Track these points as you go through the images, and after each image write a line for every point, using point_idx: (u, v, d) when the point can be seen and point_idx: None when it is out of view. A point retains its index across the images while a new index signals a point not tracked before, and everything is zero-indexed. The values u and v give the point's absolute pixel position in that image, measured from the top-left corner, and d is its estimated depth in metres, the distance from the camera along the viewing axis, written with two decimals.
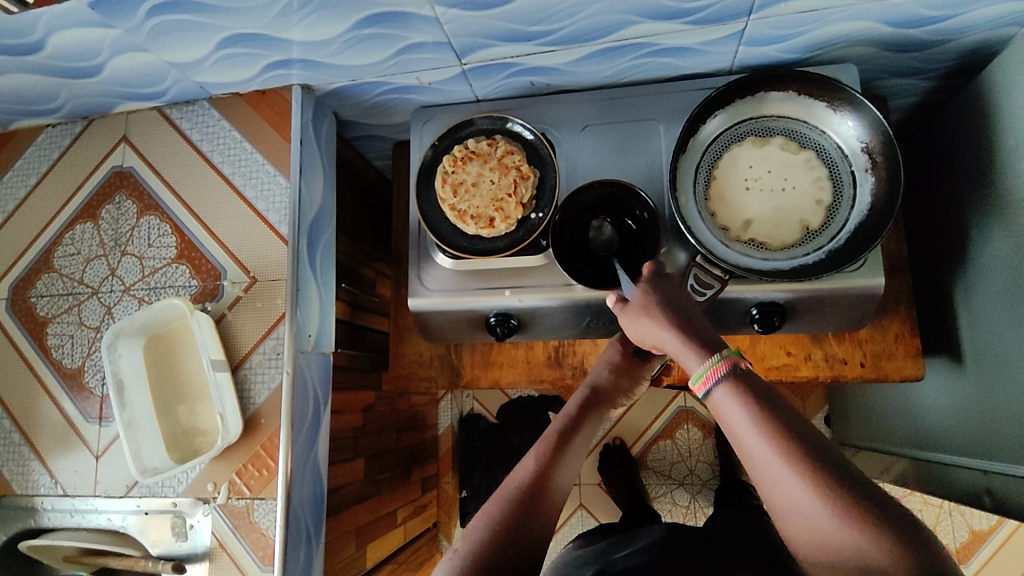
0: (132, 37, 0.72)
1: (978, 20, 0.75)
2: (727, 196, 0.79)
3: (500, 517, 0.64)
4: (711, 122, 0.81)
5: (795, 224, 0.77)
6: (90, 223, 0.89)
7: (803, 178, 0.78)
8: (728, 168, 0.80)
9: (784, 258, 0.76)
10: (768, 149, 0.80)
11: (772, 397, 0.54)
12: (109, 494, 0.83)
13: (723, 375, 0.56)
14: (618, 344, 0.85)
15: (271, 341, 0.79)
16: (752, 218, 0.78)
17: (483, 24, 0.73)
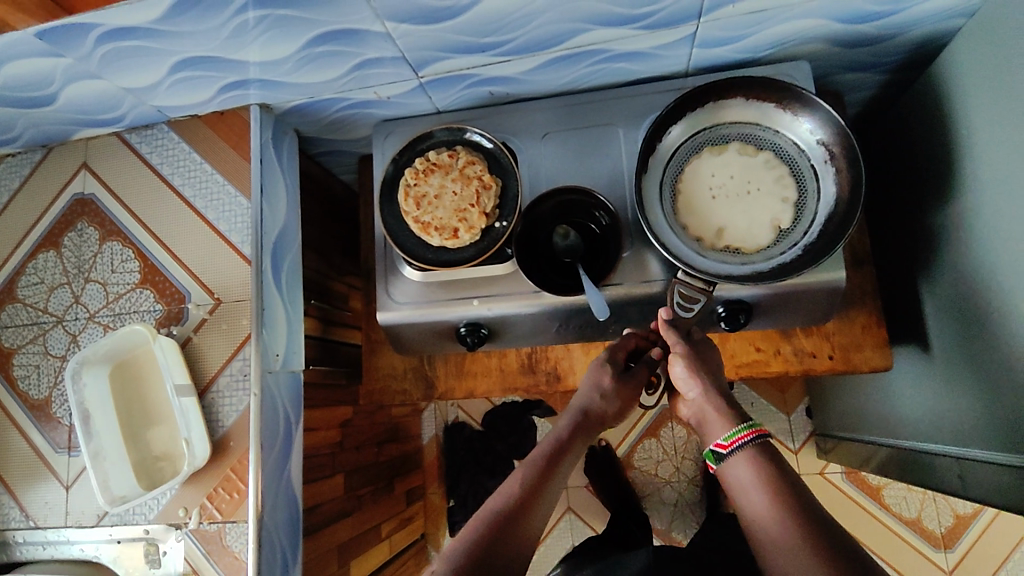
0: (84, 65, 0.71)
1: (925, 14, 0.76)
2: (694, 210, 0.79)
3: (467, 554, 0.65)
4: (670, 135, 0.82)
5: (766, 224, 0.77)
6: (53, 251, 0.88)
7: (766, 176, 0.78)
8: (689, 181, 0.80)
9: (762, 260, 0.76)
10: (725, 156, 0.80)
11: (783, 470, 0.62)
12: (80, 524, 0.82)
13: (749, 442, 0.64)
14: (604, 366, 0.81)
15: (237, 362, 0.79)
16: (725, 225, 0.78)
17: (436, 37, 0.73)
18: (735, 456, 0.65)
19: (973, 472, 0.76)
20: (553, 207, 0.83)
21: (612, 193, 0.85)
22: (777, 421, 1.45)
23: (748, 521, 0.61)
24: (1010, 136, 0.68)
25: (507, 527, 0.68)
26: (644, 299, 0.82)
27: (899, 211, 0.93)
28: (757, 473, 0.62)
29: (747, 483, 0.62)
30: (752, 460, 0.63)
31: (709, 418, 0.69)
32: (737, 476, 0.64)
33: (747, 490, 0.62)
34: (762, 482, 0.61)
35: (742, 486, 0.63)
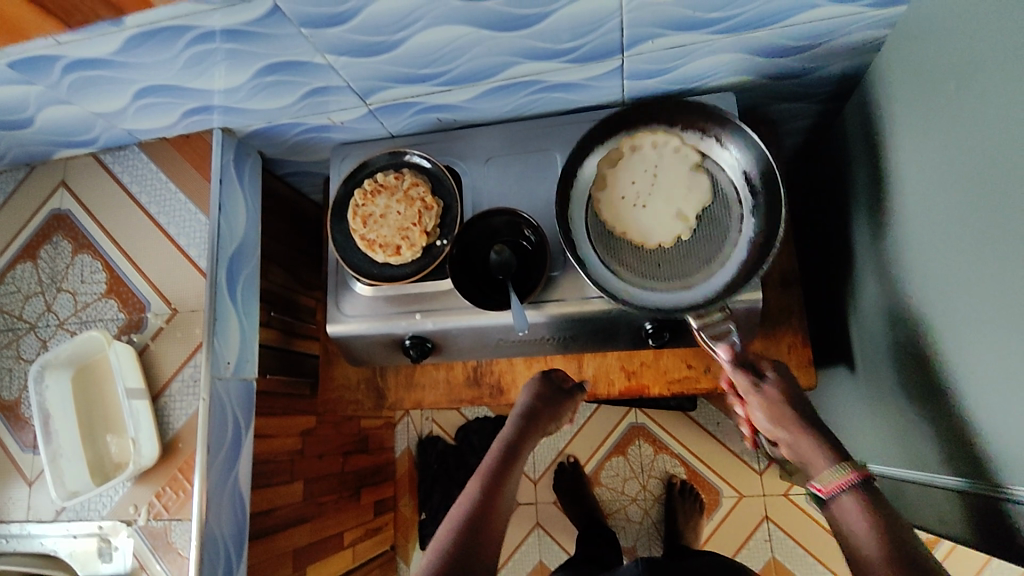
0: (54, 91, 0.78)
1: (840, 49, 0.80)
2: (650, 227, 0.81)
3: (448, 548, 0.71)
4: (589, 161, 0.85)
5: (701, 185, 0.81)
6: (29, 262, 0.94)
7: (658, 155, 0.83)
8: (615, 215, 0.83)
9: (707, 276, 0.79)
10: (620, 172, 0.84)
11: (889, 514, 0.65)
12: (41, 519, 0.87)
13: (851, 485, 0.67)
14: (540, 380, 0.90)
15: (189, 368, 0.85)
16: (680, 209, 0.81)
17: (376, 69, 0.78)
18: (841, 498, 0.67)
19: (923, 497, 0.76)
20: (485, 228, 0.88)
21: (550, 214, 0.90)
22: (741, 441, 1.47)
23: (854, 557, 0.65)
24: (912, 164, 0.71)
25: (479, 528, 0.73)
26: (578, 316, 0.86)
27: (831, 235, 0.97)
28: (869, 522, 0.65)
29: (854, 527, 0.65)
30: (860, 503, 0.66)
31: (810, 458, 0.71)
32: (845, 518, 0.67)
33: (848, 523, 0.66)
34: (870, 526, 0.64)
35: (853, 533, 0.65)
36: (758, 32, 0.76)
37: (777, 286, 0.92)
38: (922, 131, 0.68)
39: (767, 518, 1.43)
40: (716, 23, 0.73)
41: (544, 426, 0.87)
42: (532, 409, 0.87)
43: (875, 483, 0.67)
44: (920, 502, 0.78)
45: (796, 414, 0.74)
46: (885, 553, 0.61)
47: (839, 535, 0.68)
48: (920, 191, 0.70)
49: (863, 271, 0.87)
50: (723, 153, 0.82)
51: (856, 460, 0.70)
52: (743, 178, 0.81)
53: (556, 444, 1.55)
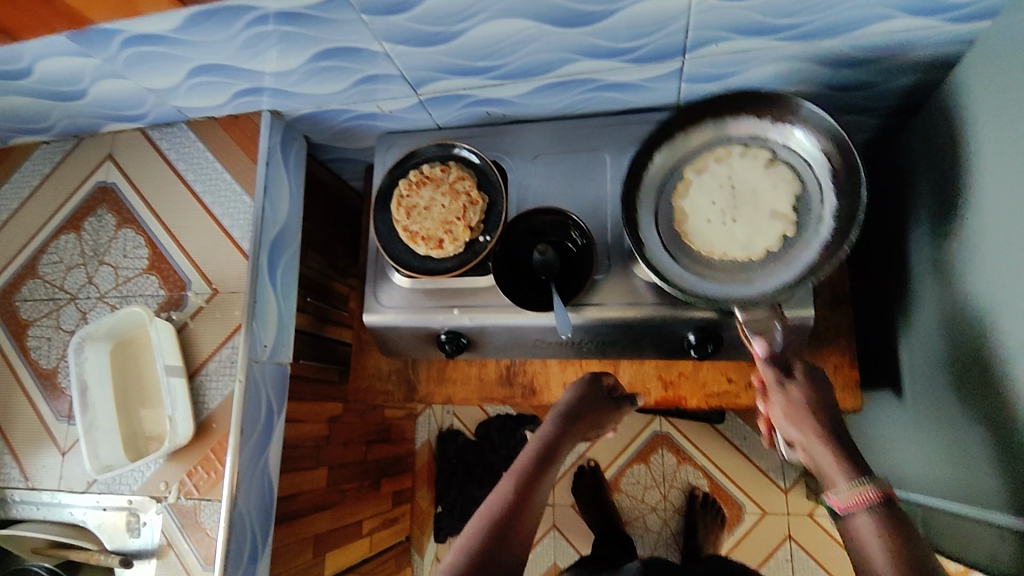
0: (110, 65, 0.78)
1: (913, 62, 0.77)
2: (752, 239, 0.77)
3: (475, 548, 0.70)
4: (656, 156, 0.83)
5: (784, 179, 0.78)
6: (73, 234, 0.95)
7: (728, 166, 0.80)
8: (714, 238, 0.79)
9: (762, 277, 0.76)
10: (693, 198, 0.80)
11: (910, 539, 0.62)
12: (72, 489, 0.88)
13: (870, 504, 0.64)
14: (591, 380, 0.88)
15: (226, 349, 0.85)
16: (773, 209, 0.77)
17: (431, 59, 0.77)
18: (857, 517, 0.65)
19: (973, 533, 0.74)
20: (529, 226, 0.87)
21: (596, 215, 0.88)
22: (766, 457, 1.45)
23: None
24: (984, 187, 0.68)
25: (510, 525, 0.72)
26: (620, 322, 0.84)
27: (885, 255, 0.94)
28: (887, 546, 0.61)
29: (869, 545, 0.63)
30: (876, 520, 0.63)
31: (826, 468, 0.69)
32: (861, 538, 0.64)
33: (863, 540, 0.64)
34: (887, 546, 0.61)
35: (867, 552, 0.63)
36: (829, 41, 0.73)
37: (826, 304, 0.89)
38: (998, 152, 0.65)
39: (790, 537, 1.40)
40: (786, 29, 0.71)
41: (585, 427, 0.85)
42: (573, 409, 0.84)
43: (896, 501, 0.64)
44: (967, 538, 0.75)
45: (823, 423, 0.71)
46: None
47: (854, 550, 0.65)
48: (992, 217, 0.67)
49: (919, 296, 0.84)
50: (795, 136, 0.78)
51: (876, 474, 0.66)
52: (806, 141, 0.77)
53: (576, 448, 1.54)
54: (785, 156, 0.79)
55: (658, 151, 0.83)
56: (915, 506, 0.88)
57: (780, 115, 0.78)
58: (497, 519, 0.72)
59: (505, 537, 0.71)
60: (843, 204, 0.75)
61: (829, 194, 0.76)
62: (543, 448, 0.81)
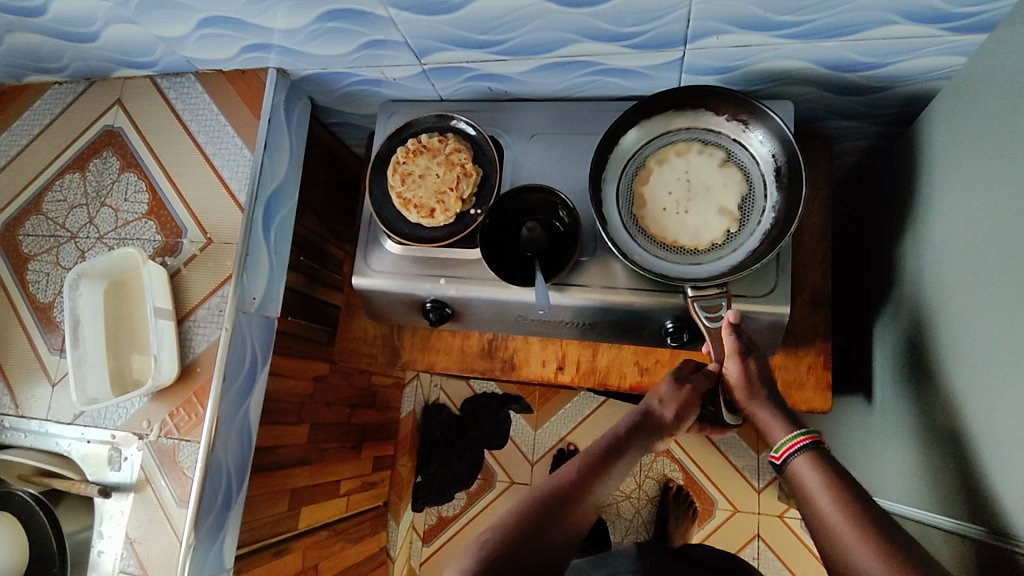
0: (123, 9, 0.79)
1: (911, 70, 0.77)
2: (700, 231, 0.80)
3: (521, 520, 0.68)
4: (631, 133, 0.84)
5: (734, 178, 0.80)
6: (78, 174, 0.97)
7: (686, 161, 0.82)
8: (666, 227, 0.81)
9: (709, 262, 0.79)
10: (652, 187, 0.83)
11: (846, 476, 0.64)
12: (59, 420, 0.91)
13: (804, 448, 0.67)
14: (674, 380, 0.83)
15: (216, 298, 0.87)
16: (721, 205, 0.80)
17: (436, 29, 0.78)
18: (794, 462, 0.68)
19: (925, 537, 0.75)
20: (520, 203, 0.88)
21: (586, 197, 0.89)
22: (743, 456, 1.47)
23: (810, 519, 0.64)
24: (968, 199, 0.69)
25: (563, 506, 0.69)
26: (599, 304, 0.85)
27: (869, 261, 0.94)
28: (824, 482, 0.64)
29: (809, 490, 0.65)
30: (812, 463, 0.66)
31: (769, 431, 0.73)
32: (800, 481, 0.66)
33: (803, 483, 0.66)
34: (825, 484, 0.64)
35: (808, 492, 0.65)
36: (827, 42, 0.74)
37: (805, 305, 0.89)
38: (985, 164, 0.66)
39: (759, 536, 1.42)
40: (786, 27, 0.71)
41: (662, 433, 0.80)
42: (651, 412, 0.80)
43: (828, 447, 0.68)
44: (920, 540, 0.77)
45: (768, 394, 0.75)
46: (840, 515, 0.61)
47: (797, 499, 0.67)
48: (972, 227, 0.68)
49: (896, 303, 0.85)
50: (752, 137, 0.80)
51: (809, 426, 0.70)
52: (761, 146, 0.80)
53: (558, 431, 1.58)
54: (739, 156, 0.81)
55: (634, 128, 0.84)
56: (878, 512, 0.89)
57: (739, 113, 0.80)
58: (552, 497, 0.70)
59: (548, 525, 0.68)
60: (783, 195, 0.78)
61: (775, 187, 0.79)
62: (610, 445, 0.76)
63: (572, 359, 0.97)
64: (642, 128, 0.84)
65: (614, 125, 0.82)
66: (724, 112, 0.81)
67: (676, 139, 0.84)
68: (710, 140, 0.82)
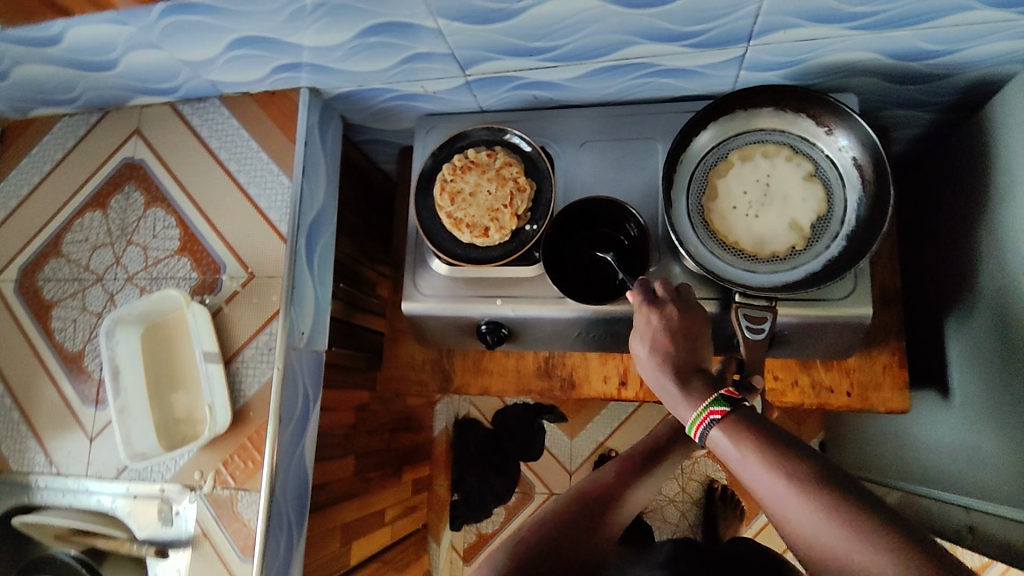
0: (146, 35, 0.74)
1: (982, 56, 0.74)
2: (763, 239, 0.77)
3: (561, 511, 0.71)
4: (710, 130, 0.81)
5: (815, 195, 0.77)
6: (99, 212, 0.91)
7: (770, 164, 0.79)
8: (731, 224, 0.78)
9: (766, 272, 0.76)
10: (727, 182, 0.79)
11: (775, 443, 0.55)
12: (100, 476, 0.85)
13: (718, 418, 0.59)
14: None
15: (264, 336, 0.82)
16: (793, 218, 0.77)
17: (486, 38, 0.74)
18: (712, 434, 0.59)
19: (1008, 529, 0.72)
20: (585, 213, 0.83)
21: (647, 206, 0.85)
22: None
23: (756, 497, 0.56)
24: None
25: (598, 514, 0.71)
26: None
27: (936, 252, 0.92)
28: (749, 455, 0.55)
29: (739, 463, 0.56)
30: (730, 435, 0.58)
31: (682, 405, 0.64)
32: (726, 455, 0.58)
33: (730, 458, 0.57)
34: (755, 457, 0.55)
35: (737, 466, 0.57)
36: (900, 31, 0.71)
37: (878, 303, 0.87)
38: None
39: None
40: (859, 18, 0.68)
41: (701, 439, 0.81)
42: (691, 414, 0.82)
43: (745, 410, 0.59)
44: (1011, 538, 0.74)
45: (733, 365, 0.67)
46: (786, 493, 0.52)
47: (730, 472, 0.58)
48: None
49: (974, 295, 0.82)
50: (846, 154, 0.77)
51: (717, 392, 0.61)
52: (853, 166, 0.76)
53: (595, 437, 1.54)
54: (827, 174, 0.78)
55: (715, 124, 0.81)
56: (939, 506, 0.86)
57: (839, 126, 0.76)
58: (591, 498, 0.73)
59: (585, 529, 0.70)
60: (865, 209, 0.75)
61: (861, 203, 0.75)
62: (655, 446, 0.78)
63: (634, 374, 0.93)
64: (729, 120, 0.81)
65: (693, 120, 0.79)
66: (823, 122, 0.77)
67: (766, 139, 0.80)
68: (801, 149, 0.79)
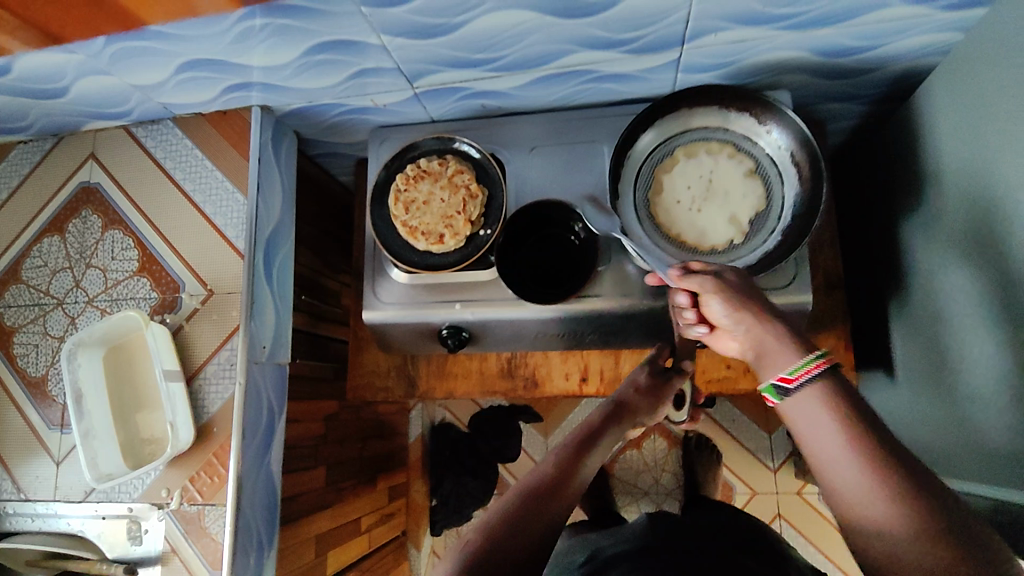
0: (95, 61, 0.75)
1: (904, 50, 0.78)
2: (705, 233, 0.80)
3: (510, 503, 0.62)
4: (654, 129, 0.84)
5: (755, 192, 0.80)
6: (57, 237, 0.92)
7: (713, 161, 0.82)
8: (675, 218, 0.81)
9: (705, 264, 0.79)
10: (671, 178, 0.83)
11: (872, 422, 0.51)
12: (68, 499, 0.85)
13: (821, 373, 0.55)
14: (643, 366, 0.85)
15: (225, 351, 0.83)
16: (733, 214, 0.80)
17: (429, 52, 0.76)
18: (803, 388, 0.55)
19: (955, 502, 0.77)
20: (537, 216, 0.87)
21: (596, 207, 0.88)
22: (756, 439, 1.48)
23: (816, 462, 0.53)
24: (977, 172, 0.70)
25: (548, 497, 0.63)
26: (623, 313, 0.84)
27: (875, 237, 0.96)
28: (833, 421, 0.52)
29: (812, 424, 0.53)
30: (824, 395, 0.54)
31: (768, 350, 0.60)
32: (802, 414, 0.55)
33: (808, 417, 0.54)
34: (836, 426, 0.52)
35: (809, 429, 0.54)
36: (824, 30, 0.74)
37: (821, 288, 0.91)
38: (990, 137, 0.67)
39: (780, 515, 1.44)
40: (784, 19, 0.72)
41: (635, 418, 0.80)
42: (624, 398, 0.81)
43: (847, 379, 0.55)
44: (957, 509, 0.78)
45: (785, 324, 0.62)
46: (859, 471, 0.49)
47: (795, 433, 0.55)
48: (983, 201, 0.69)
49: (912, 278, 0.86)
50: (784, 152, 0.80)
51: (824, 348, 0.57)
52: (790, 163, 0.79)
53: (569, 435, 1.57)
54: (767, 171, 0.81)
55: (659, 124, 0.83)
56: None
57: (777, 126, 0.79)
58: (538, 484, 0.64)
59: (536, 513, 0.61)
60: (800, 204, 0.78)
61: (797, 199, 0.78)
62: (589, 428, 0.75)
63: (594, 369, 0.96)
64: (672, 118, 0.83)
65: (633, 124, 0.82)
66: (764, 121, 0.80)
67: (710, 137, 0.83)
68: (744, 146, 0.82)
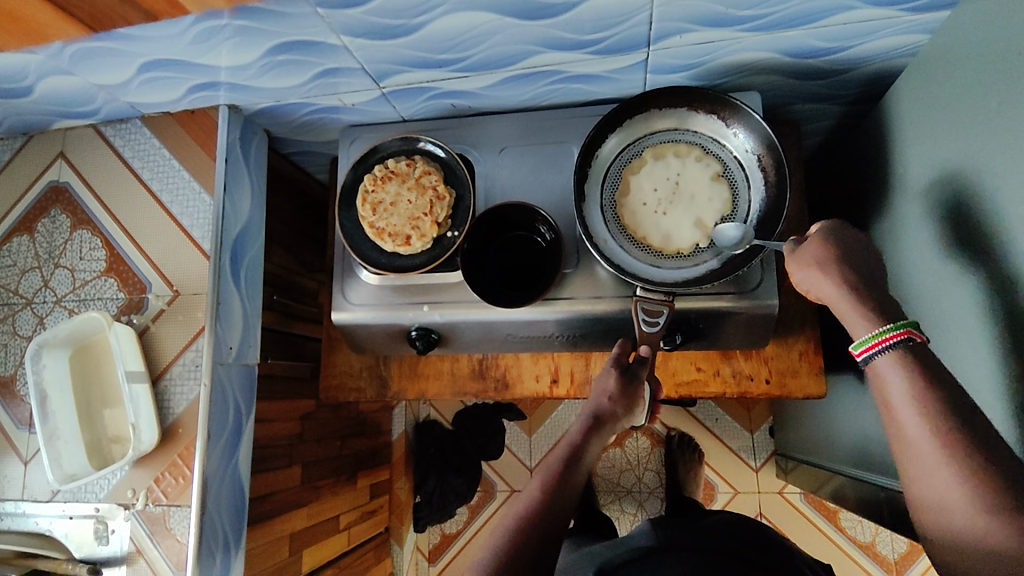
0: (56, 61, 0.74)
1: (874, 51, 0.77)
2: (670, 235, 0.79)
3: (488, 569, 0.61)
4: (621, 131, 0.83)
5: (721, 196, 0.79)
6: (26, 236, 0.92)
7: (682, 163, 0.81)
8: (640, 219, 0.80)
9: (669, 268, 0.79)
10: (639, 179, 0.82)
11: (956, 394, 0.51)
12: (36, 498, 0.86)
13: (891, 345, 0.55)
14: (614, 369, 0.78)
15: (191, 353, 0.83)
16: (698, 218, 0.79)
17: (392, 52, 0.75)
18: (877, 360, 0.56)
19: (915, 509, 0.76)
20: (502, 217, 0.86)
21: (565, 208, 0.87)
22: (739, 439, 1.48)
23: (892, 428, 0.54)
24: (941, 176, 0.69)
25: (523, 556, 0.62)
26: (591, 316, 0.84)
27: None
28: (917, 393, 0.52)
29: (893, 391, 0.54)
30: (900, 366, 0.54)
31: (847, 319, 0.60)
32: (882, 382, 0.55)
33: (890, 386, 0.54)
34: (911, 396, 0.52)
35: (891, 397, 0.54)
36: (791, 31, 0.73)
37: (792, 291, 0.90)
38: (954, 142, 0.66)
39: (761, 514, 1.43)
40: (749, 20, 0.70)
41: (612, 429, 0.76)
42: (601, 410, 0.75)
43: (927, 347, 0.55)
44: None
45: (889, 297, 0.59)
46: (933, 442, 0.50)
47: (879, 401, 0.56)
48: (947, 206, 0.68)
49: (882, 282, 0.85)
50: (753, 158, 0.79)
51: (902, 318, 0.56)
52: (758, 169, 0.79)
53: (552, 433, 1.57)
54: (734, 176, 0.80)
55: (626, 125, 0.83)
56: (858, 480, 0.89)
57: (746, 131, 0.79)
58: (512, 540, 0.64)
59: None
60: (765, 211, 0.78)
61: (763, 205, 0.78)
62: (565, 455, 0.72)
63: (566, 371, 0.96)
64: (639, 120, 0.83)
65: (596, 128, 0.81)
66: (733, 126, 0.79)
67: (679, 139, 0.82)
68: (713, 150, 0.81)
